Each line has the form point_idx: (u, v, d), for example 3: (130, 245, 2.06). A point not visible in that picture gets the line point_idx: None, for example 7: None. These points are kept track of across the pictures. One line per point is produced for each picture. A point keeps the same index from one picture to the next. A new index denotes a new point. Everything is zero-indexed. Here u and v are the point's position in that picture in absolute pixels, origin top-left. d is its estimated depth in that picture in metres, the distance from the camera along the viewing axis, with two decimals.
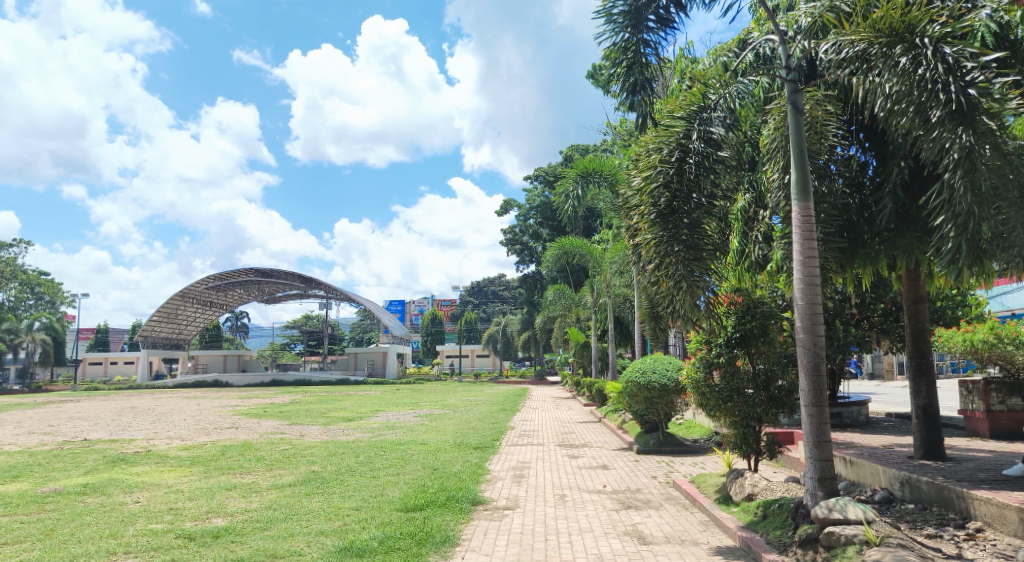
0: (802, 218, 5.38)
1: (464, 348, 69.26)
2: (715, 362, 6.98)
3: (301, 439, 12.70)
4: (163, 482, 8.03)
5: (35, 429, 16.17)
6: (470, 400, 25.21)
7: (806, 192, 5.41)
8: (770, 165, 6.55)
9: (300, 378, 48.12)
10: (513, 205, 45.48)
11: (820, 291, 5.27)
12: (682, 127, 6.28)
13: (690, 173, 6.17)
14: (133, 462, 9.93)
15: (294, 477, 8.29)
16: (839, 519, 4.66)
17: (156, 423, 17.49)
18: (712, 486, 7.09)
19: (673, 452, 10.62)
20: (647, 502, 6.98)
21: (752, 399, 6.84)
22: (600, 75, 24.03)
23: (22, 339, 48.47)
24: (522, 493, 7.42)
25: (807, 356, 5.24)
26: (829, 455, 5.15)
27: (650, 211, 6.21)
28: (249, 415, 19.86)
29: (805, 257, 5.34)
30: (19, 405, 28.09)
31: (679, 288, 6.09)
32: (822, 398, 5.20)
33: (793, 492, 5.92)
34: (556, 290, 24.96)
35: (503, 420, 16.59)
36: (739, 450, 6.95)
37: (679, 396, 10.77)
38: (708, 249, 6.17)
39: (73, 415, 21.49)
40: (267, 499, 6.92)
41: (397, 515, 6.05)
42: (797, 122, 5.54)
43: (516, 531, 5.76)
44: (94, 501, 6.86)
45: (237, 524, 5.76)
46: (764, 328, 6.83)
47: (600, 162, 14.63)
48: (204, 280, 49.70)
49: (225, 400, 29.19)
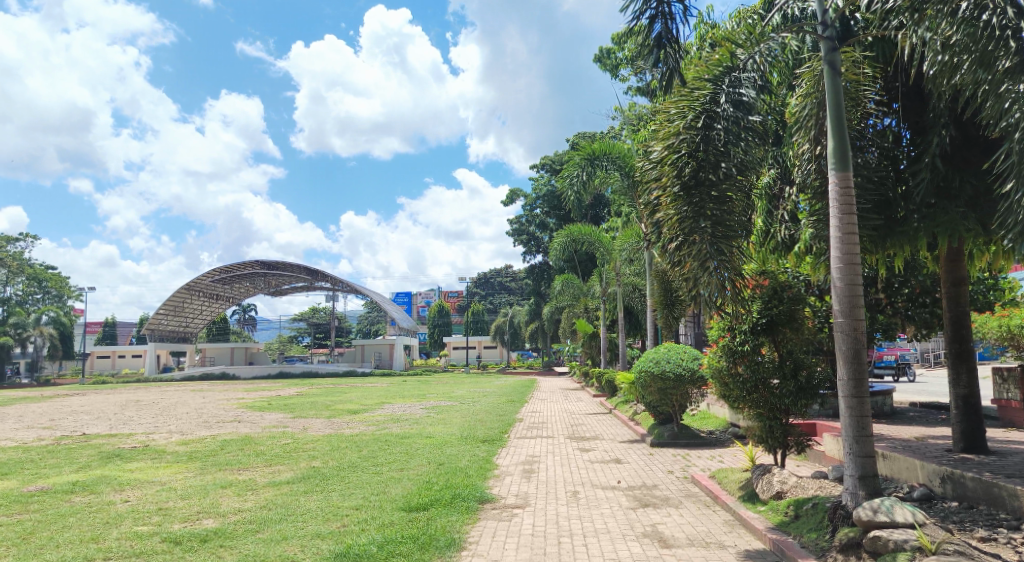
0: (840, 189, 4.91)
1: (472, 339, 69.03)
2: (740, 351, 6.52)
3: (303, 433, 12.37)
4: (156, 479, 7.68)
5: (33, 424, 15.85)
6: (478, 393, 24.82)
7: (844, 161, 4.93)
8: (799, 135, 6.07)
9: (307, 370, 48.00)
10: (520, 195, 45.00)
11: (860, 271, 4.79)
12: (709, 90, 5.85)
13: (717, 141, 5.69)
14: (128, 458, 9.59)
15: (293, 473, 7.91)
16: (885, 522, 4.21)
17: (158, 417, 17.20)
18: (736, 481, 6.64)
19: (689, 444, 10.18)
20: (665, 500, 6.55)
21: (779, 390, 6.35)
22: (608, 59, 23.45)
23: (30, 333, 48.40)
24: (532, 490, 7.00)
25: (847, 343, 4.76)
26: (871, 450, 4.70)
27: (673, 183, 5.78)
28: (252, 408, 19.53)
29: (843, 235, 4.86)
30: (25, 399, 28.16)
31: (703, 267, 5.64)
32: (863, 390, 4.73)
33: (826, 490, 5.47)
34: (564, 280, 24.55)
35: (511, 412, 16.23)
36: (764, 444, 6.50)
37: (695, 387, 10.30)
38: (738, 225, 5.73)
39: (74, 409, 21.18)
40: (263, 497, 6.54)
41: (398, 516, 5.66)
42: (835, 84, 5.04)
43: (527, 532, 5.34)
44: (81, 501, 6.51)
45: (229, 525, 5.39)
46: (791, 314, 6.39)
47: (608, 145, 14.06)
48: (209, 273, 49.40)
49: (231, 393, 28.91)
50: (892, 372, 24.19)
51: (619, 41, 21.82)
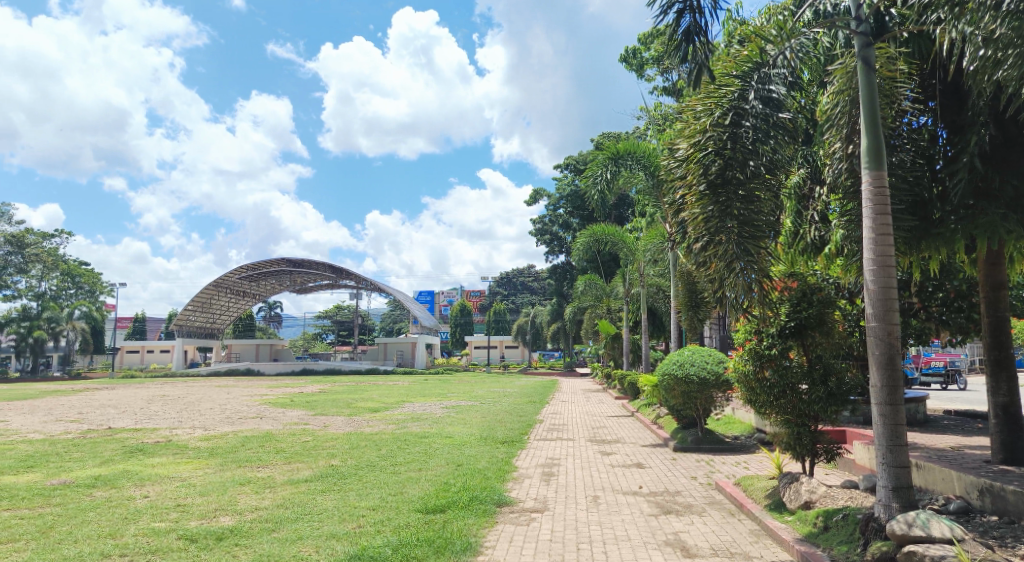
0: (874, 188, 4.70)
1: (494, 339, 69.02)
2: (767, 355, 6.32)
3: (324, 430, 12.39)
4: (177, 475, 7.72)
5: (61, 417, 16.13)
6: (499, 393, 24.74)
7: (878, 159, 4.73)
8: (831, 134, 5.86)
9: (331, 367, 48.44)
10: (543, 195, 44.86)
11: (895, 273, 4.58)
12: (738, 86, 5.68)
13: (746, 139, 5.51)
14: (151, 452, 9.68)
15: (312, 471, 7.89)
16: (921, 536, 4.00)
17: (183, 412, 17.40)
18: (762, 489, 6.44)
19: (713, 450, 9.96)
20: (688, 507, 6.38)
21: (807, 396, 6.14)
22: (633, 58, 23.20)
23: (64, 327, 49.53)
24: (552, 494, 6.88)
25: (880, 348, 4.56)
26: (906, 461, 4.48)
27: (699, 181, 5.61)
28: (275, 405, 19.68)
29: (877, 236, 4.65)
30: (56, 392, 28.75)
31: (729, 269, 5.47)
32: (898, 397, 4.52)
33: (857, 502, 5.26)
34: (587, 280, 24.33)
35: (532, 413, 16.11)
36: (791, 451, 6.29)
37: (719, 391, 10.06)
38: (767, 226, 5.53)
39: (103, 402, 21.56)
40: (281, 496, 6.52)
41: (414, 518, 5.58)
42: (869, 80, 4.84)
43: (545, 538, 5.22)
44: (102, 495, 6.55)
45: (245, 524, 5.36)
46: (821, 317, 6.16)
47: (633, 144, 13.83)
48: (236, 271, 50.15)
49: (254, 389, 29.22)
50: (940, 380, 23.20)
51: (645, 40, 21.56)
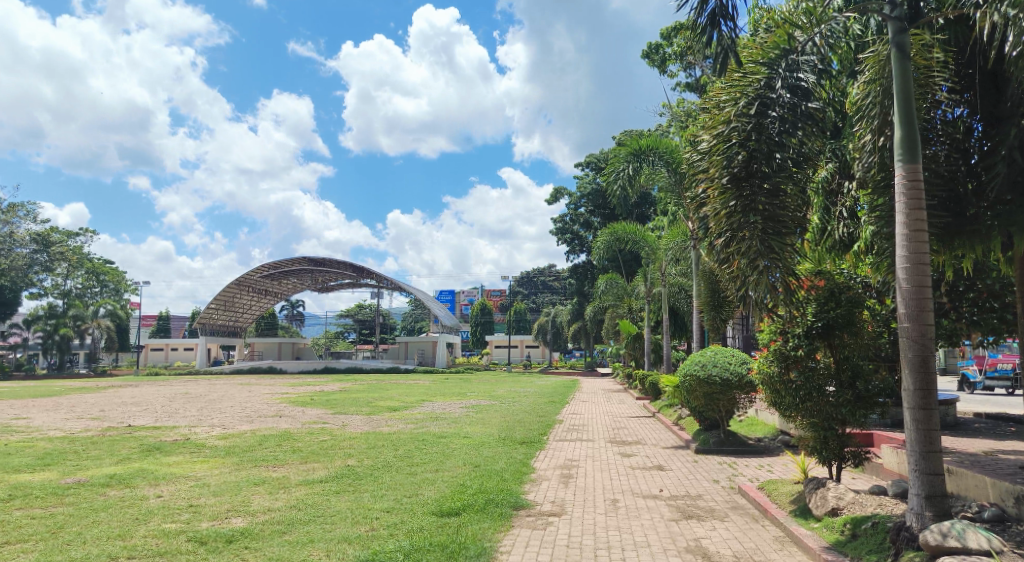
0: (907, 182, 4.50)
1: (514, 339, 68.87)
2: (793, 356, 6.12)
3: (342, 430, 12.40)
4: (192, 474, 7.75)
5: (82, 415, 16.38)
6: (518, 393, 24.62)
7: (912, 152, 4.52)
8: (861, 125, 5.64)
9: (352, 366, 48.79)
10: (564, 193, 44.69)
11: (930, 271, 4.37)
12: (764, 74, 5.48)
13: (772, 129, 5.32)
14: (167, 451, 9.75)
15: (327, 472, 7.85)
16: (957, 548, 3.79)
17: (203, 410, 17.58)
18: (786, 494, 6.25)
19: (736, 452, 9.74)
20: (711, 512, 6.21)
21: (834, 398, 5.93)
22: (656, 55, 22.94)
23: (88, 325, 50.91)
24: (570, 497, 6.75)
25: (913, 349, 4.35)
26: (940, 468, 4.26)
27: (721, 174, 5.43)
28: (295, 403, 19.81)
29: (911, 232, 4.45)
30: (81, 389, 29.33)
31: (753, 266, 5.28)
32: (932, 400, 4.30)
33: (887, 509, 5.03)
34: (608, 279, 24.07)
35: (551, 413, 15.97)
36: (817, 455, 6.09)
37: (742, 392, 9.84)
38: (793, 222, 5.34)
39: (126, 400, 21.91)
40: (295, 497, 6.49)
41: (429, 521, 5.50)
42: (903, 69, 4.62)
43: (562, 543, 5.09)
44: (115, 495, 6.60)
45: (256, 525, 5.34)
46: (850, 317, 5.94)
47: (655, 140, 13.60)
48: (259, 270, 50.79)
49: (275, 387, 29.48)
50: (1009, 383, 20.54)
51: (667, 37, 21.31)
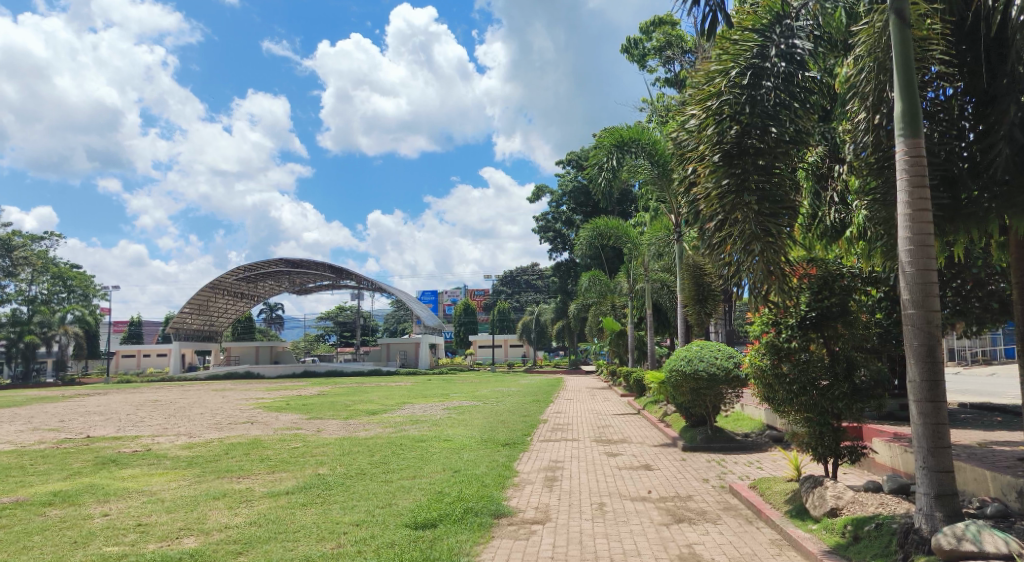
0: (910, 157, 4.20)
1: (497, 338, 68.40)
2: (786, 349, 5.82)
3: (315, 436, 11.91)
4: (148, 489, 7.29)
5: (42, 426, 15.69)
6: (501, 392, 24.19)
7: (913, 124, 4.22)
8: (854, 102, 5.36)
9: (332, 368, 48.09)
10: (545, 192, 44.41)
11: (935, 253, 4.07)
12: (757, 43, 5.26)
13: (767, 102, 5.05)
14: (126, 463, 9.24)
15: (295, 482, 7.43)
16: (973, 553, 3.49)
17: (172, 418, 16.99)
18: (781, 493, 5.95)
19: (724, 449, 9.46)
20: (702, 514, 5.89)
21: (829, 392, 5.59)
22: (635, 48, 22.64)
23: (55, 332, 48.92)
24: (554, 502, 6.40)
25: (919, 338, 4.06)
26: (949, 464, 3.97)
27: (713, 152, 5.18)
28: (270, 409, 19.20)
29: (914, 212, 4.15)
30: (46, 399, 28.37)
31: (749, 250, 4.98)
32: (940, 393, 3.99)
33: (889, 508, 4.73)
34: (590, 276, 23.54)
35: (533, 413, 15.61)
36: (813, 452, 5.78)
37: (730, 387, 9.56)
38: (789, 202, 5.05)
39: (91, 409, 21.07)
40: (257, 511, 6.06)
41: (401, 534, 5.12)
42: (903, 37, 4.31)
43: (545, 555, 4.73)
44: (58, 515, 6.16)
45: (209, 546, 4.97)
46: (845, 306, 5.70)
47: (637, 130, 13.24)
48: (234, 272, 49.87)
49: (252, 393, 28.86)
50: None
51: (647, 31, 21.02)
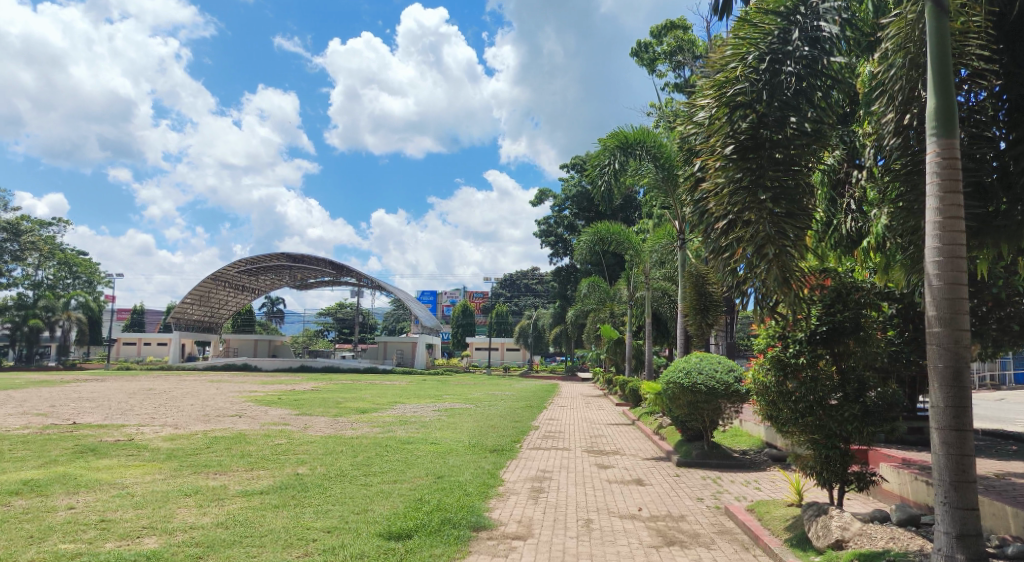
0: (943, 160, 3.84)
1: (495, 341, 68.03)
2: (792, 365, 5.46)
3: (301, 432, 11.56)
4: (119, 481, 6.95)
5: (29, 410, 15.39)
6: (495, 395, 23.81)
7: (948, 124, 3.86)
8: (879, 102, 5.03)
9: (328, 364, 47.81)
10: (549, 196, 44.03)
11: (965, 266, 3.72)
12: (779, 25, 4.96)
13: (786, 89, 4.78)
14: (103, 453, 8.91)
15: (272, 481, 7.07)
16: None
17: (161, 408, 16.65)
18: (780, 519, 5.58)
19: (721, 466, 9.11)
20: (694, 537, 5.53)
21: (839, 414, 5.23)
22: (645, 53, 22.31)
23: (59, 317, 48.63)
24: (538, 515, 6.06)
25: (944, 359, 3.69)
26: (973, 501, 3.62)
27: (724, 147, 4.87)
28: (261, 402, 18.86)
29: (945, 219, 3.80)
30: (41, 382, 28.17)
31: (761, 257, 4.61)
32: (966, 421, 3.64)
33: (901, 544, 4.33)
34: (590, 282, 23.20)
35: (526, 419, 15.26)
36: (817, 476, 5.40)
37: (729, 402, 9.18)
38: (806, 204, 4.72)
39: (81, 395, 20.76)
40: (225, 511, 5.71)
41: (372, 544, 4.76)
42: (939, 30, 3.94)
43: None
44: (20, 505, 5.81)
45: (168, 548, 4.61)
46: (858, 322, 5.36)
47: (643, 133, 12.87)
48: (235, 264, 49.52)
49: (246, 384, 28.54)
50: None
51: (658, 33, 20.60)
